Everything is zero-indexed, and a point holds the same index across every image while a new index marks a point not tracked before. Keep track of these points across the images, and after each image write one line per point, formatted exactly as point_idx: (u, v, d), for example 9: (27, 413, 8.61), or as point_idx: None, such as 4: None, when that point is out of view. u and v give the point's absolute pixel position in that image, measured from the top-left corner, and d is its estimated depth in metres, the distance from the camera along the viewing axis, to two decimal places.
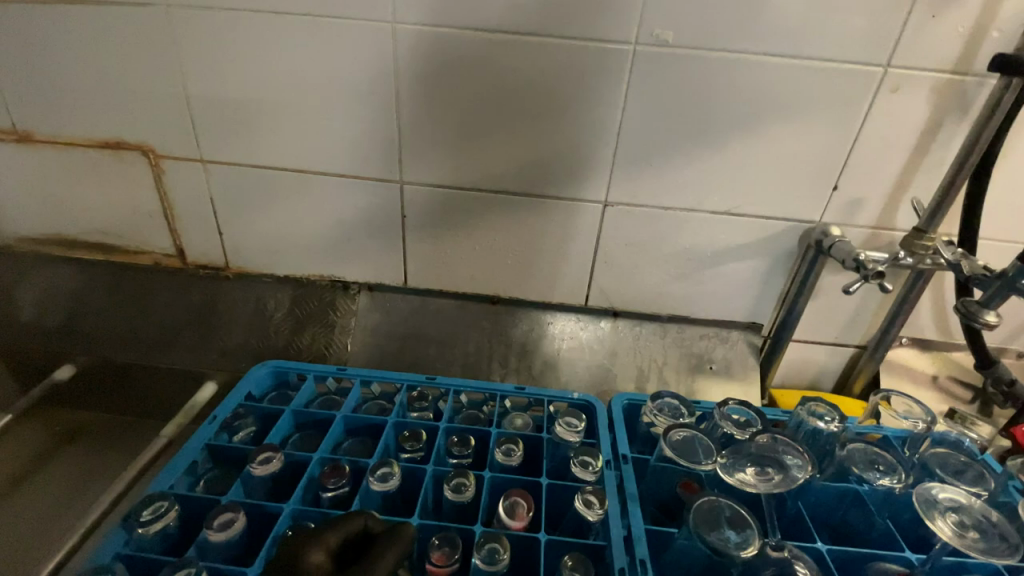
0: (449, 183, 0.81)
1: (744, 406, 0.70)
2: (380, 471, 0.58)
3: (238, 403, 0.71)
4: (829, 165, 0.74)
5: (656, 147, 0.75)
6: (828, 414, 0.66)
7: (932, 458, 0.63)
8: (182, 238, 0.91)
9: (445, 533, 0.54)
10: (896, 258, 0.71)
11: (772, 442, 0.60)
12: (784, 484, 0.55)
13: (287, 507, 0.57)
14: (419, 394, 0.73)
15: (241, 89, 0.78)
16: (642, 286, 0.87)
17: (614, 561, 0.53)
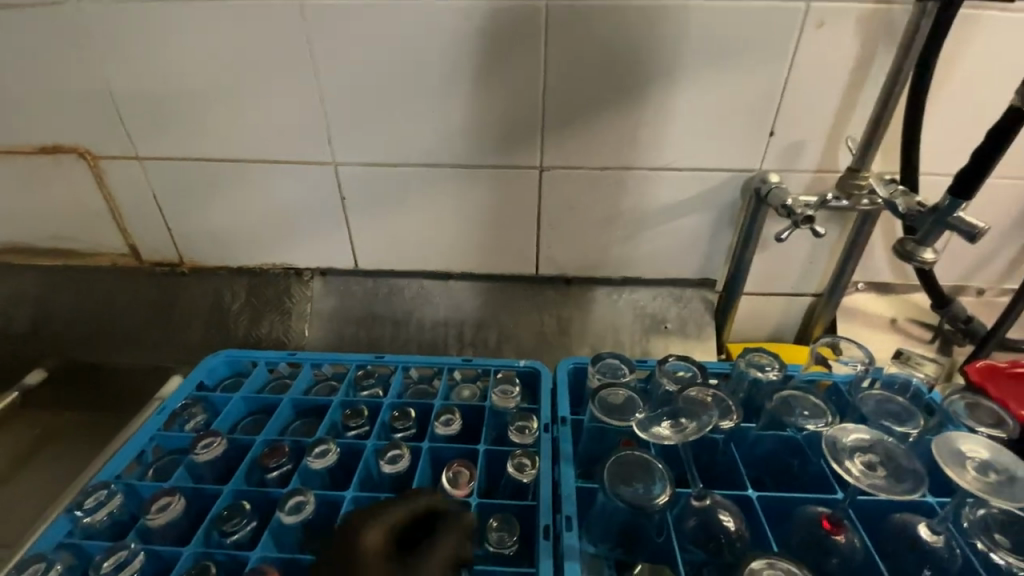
0: (384, 160, 0.80)
1: (686, 361, 0.69)
2: (317, 448, 0.60)
3: (189, 393, 0.73)
4: (763, 109, 0.72)
5: (584, 105, 0.74)
6: (769, 364, 0.66)
7: (868, 401, 0.61)
8: (133, 237, 0.92)
9: (375, 504, 0.56)
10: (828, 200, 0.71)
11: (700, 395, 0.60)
12: (694, 433, 0.55)
13: (227, 488, 0.59)
14: (365, 372, 0.72)
15: (164, 81, 0.78)
16: (590, 250, 0.86)
17: (540, 519, 0.55)
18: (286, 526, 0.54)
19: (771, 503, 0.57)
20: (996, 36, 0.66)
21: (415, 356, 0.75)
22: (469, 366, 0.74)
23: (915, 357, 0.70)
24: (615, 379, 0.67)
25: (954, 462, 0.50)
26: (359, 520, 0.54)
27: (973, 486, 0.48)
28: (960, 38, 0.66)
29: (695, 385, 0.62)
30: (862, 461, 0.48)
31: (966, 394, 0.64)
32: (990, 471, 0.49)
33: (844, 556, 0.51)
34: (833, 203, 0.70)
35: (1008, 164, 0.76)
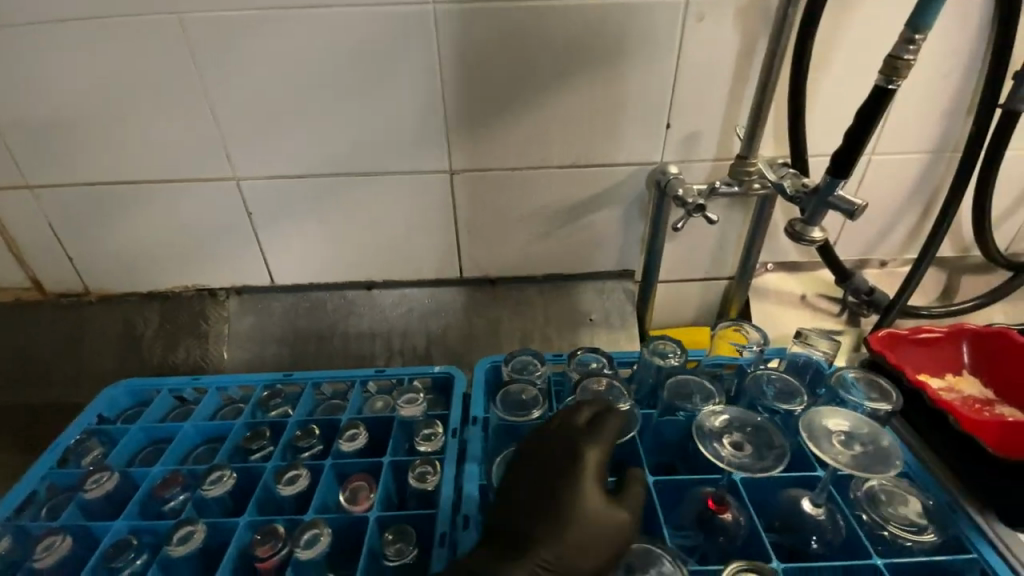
0: (289, 173, 0.79)
1: (597, 352, 0.70)
2: (211, 475, 0.58)
3: (85, 426, 0.69)
4: (658, 102, 0.74)
5: (484, 107, 0.74)
6: (672, 351, 0.67)
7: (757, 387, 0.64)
8: (34, 268, 0.87)
9: (269, 527, 0.55)
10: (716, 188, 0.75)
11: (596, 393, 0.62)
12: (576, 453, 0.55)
13: (118, 524, 0.57)
14: (271, 393, 0.70)
15: (45, 104, 0.73)
16: (510, 250, 0.87)
17: (437, 527, 0.55)
18: (175, 560, 0.53)
19: (667, 487, 0.59)
20: (864, 21, 0.69)
21: (325, 371, 0.73)
22: (383, 378, 0.72)
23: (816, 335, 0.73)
24: (525, 375, 0.67)
25: (823, 436, 0.55)
26: (251, 545, 0.53)
27: (840, 459, 0.52)
28: (831, 23, 0.69)
29: (597, 379, 0.63)
30: (731, 444, 0.55)
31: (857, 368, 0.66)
32: (856, 445, 0.54)
33: (726, 533, 0.53)
34: (722, 190, 0.74)
35: (892, 142, 0.80)
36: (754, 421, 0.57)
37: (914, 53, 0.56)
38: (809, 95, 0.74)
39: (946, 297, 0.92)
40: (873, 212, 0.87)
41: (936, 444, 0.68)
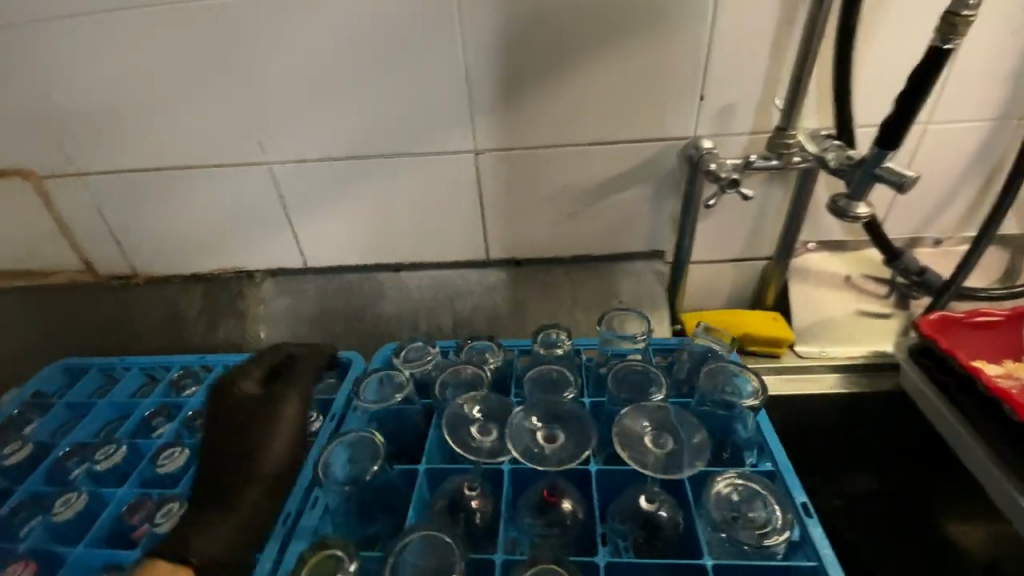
0: (317, 156, 0.80)
1: (488, 340, 0.74)
2: (100, 450, 0.66)
3: (25, 398, 0.79)
4: (690, 74, 0.70)
5: (508, 84, 0.72)
6: (559, 339, 0.71)
7: (625, 374, 0.65)
8: (87, 252, 0.93)
9: (140, 501, 0.62)
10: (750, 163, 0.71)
11: (453, 381, 0.66)
12: (470, 453, 0.58)
13: (25, 487, 0.66)
14: (182, 373, 0.78)
15: (89, 95, 0.77)
16: (536, 232, 0.85)
17: (286, 506, 0.60)
18: (60, 524, 0.61)
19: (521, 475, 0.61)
20: None
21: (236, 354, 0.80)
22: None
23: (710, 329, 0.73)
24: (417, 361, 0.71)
25: (633, 436, 0.58)
26: (125, 517, 0.61)
27: (651, 455, 0.56)
28: None
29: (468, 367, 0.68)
30: (549, 437, 0.58)
31: (720, 359, 0.67)
32: (666, 437, 0.57)
33: (552, 521, 0.54)
34: (759, 163, 0.71)
35: (948, 108, 0.74)
36: (562, 410, 0.60)
37: (973, 8, 0.51)
38: (855, 61, 0.69)
39: (1007, 280, 0.85)
40: (928, 185, 0.81)
41: (991, 432, 0.64)
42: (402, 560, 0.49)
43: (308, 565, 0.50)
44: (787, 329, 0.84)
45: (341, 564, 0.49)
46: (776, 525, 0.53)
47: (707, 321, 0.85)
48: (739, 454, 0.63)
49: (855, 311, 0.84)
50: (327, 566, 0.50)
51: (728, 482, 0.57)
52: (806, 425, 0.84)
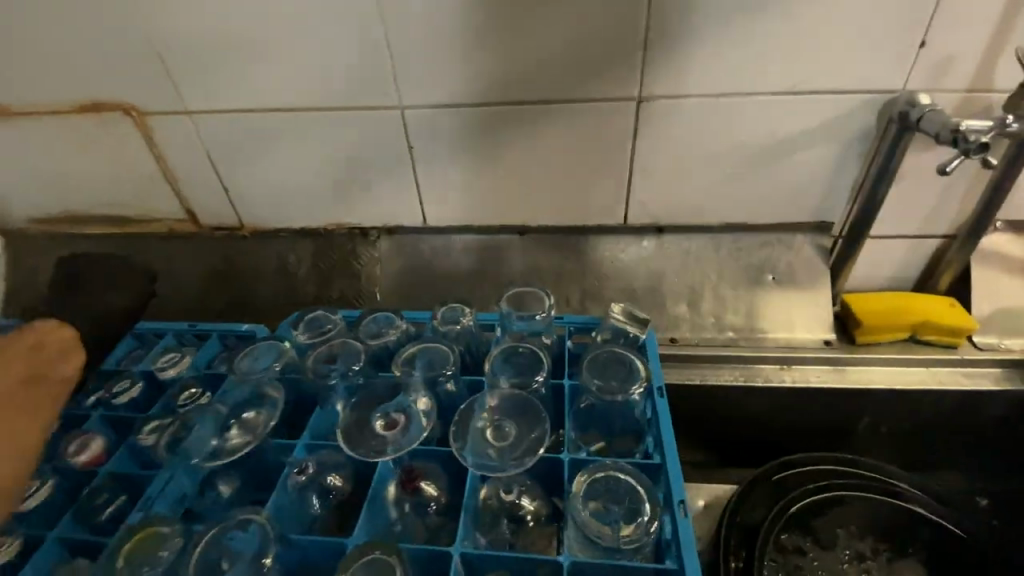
0: (455, 100, 0.71)
1: (388, 312, 0.68)
2: None
3: None
4: (918, 13, 0.60)
5: (692, 22, 0.63)
6: (461, 312, 0.66)
7: (502, 361, 0.61)
8: (189, 201, 0.86)
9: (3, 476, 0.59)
10: (1003, 126, 0.59)
11: (334, 357, 0.62)
12: (231, 449, 0.54)
13: None
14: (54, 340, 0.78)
15: (207, 19, 0.68)
16: (686, 195, 0.77)
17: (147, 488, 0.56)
18: None
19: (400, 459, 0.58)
20: None
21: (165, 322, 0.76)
22: (196, 332, 0.74)
23: (628, 308, 0.68)
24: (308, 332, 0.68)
25: (475, 431, 0.55)
26: None
27: (491, 449, 0.53)
28: None
29: (339, 340, 0.64)
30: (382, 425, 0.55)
31: (615, 349, 0.61)
32: (507, 423, 0.55)
33: (416, 506, 0.54)
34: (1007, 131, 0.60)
35: None
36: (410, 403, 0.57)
37: None
38: None
39: None
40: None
41: None
42: (230, 540, 0.47)
43: (128, 544, 0.48)
44: (970, 318, 0.75)
45: (163, 541, 0.48)
46: (644, 518, 0.49)
47: (873, 303, 0.78)
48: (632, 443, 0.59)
49: None
50: (152, 543, 0.48)
51: (583, 477, 0.52)
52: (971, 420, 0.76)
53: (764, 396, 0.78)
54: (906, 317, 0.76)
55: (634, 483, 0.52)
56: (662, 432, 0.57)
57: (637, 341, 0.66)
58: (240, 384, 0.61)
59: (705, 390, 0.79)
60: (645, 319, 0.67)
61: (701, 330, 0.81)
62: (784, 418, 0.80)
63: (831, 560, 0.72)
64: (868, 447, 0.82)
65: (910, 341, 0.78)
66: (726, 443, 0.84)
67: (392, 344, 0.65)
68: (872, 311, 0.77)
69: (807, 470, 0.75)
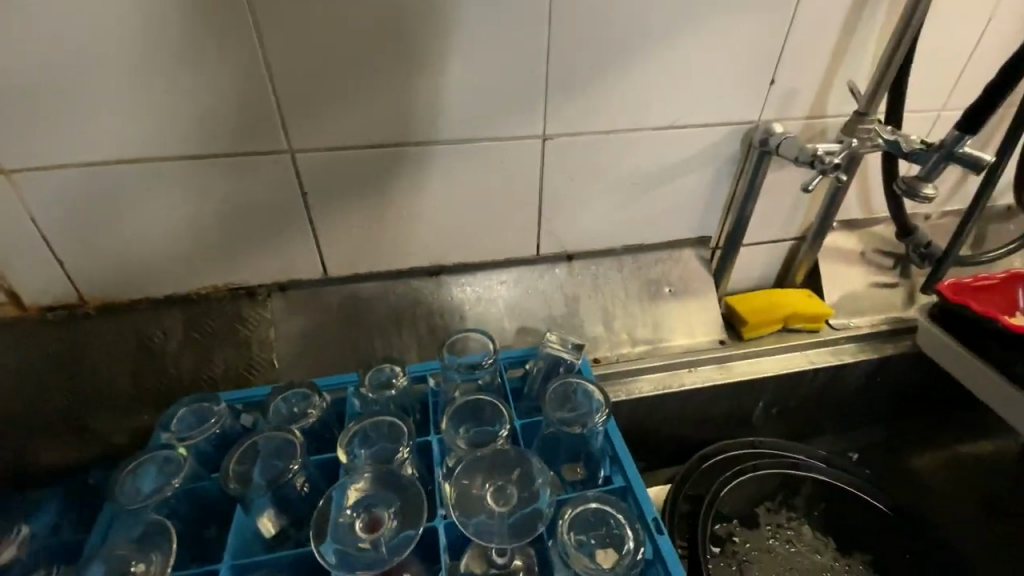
0: (358, 142, 0.67)
1: (295, 390, 0.59)
2: None
3: None
4: (766, 57, 0.70)
5: (586, 64, 0.67)
6: (393, 373, 0.60)
7: (460, 415, 0.56)
8: (7, 279, 0.68)
9: None
10: (847, 147, 0.69)
11: (258, 454, 0.52)
12: None
13: None
14: None
15: (27, 57, 0.55)
16: (592, 222, 0.81)
17: None
18: None
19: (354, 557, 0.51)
20: None
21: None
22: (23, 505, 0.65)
23: (561, 336, 0.68)
24: (200, 430, 0.57)
25: (477, 501, 0.49)
26: None
27: (498, 518, 0.48)
28: None
29: (254, 434, 0.54)
30: (366, 521, 0.47)
31: (567, 377, 0.60)
32: (510, 487, 0.50)
33: None
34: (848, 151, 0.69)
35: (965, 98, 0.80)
36: (374, 481, 0.50)
37: None
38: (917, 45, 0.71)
39: (978, 246, 0.95)
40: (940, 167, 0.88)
41: (1005, 365, 0.75)
42: None
43: None
44: (824, 305, 0.89)
45: None
46: (630, 545, 0.49)
47: (752, 303, 0.89)
48: (594, 468, 0.58)
49: (868, 282, 0.92)
50: None
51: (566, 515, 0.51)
52: (839, 390, 0.90)
53: (680, 400, 0.84)
54: (781, 311, 0.87)
55: (611, 512, 0.52)
56: (620, 454, 0.58)
57: (575, 367, 0.66)
58: (122, 512, 0.49)
59: (631, 404, 0.82)
60: (579, 345, 0.67)
61: (618, 347, 0.85)
62: (699, 417, 0.87)
63: (758, 537, 0.81)
64: (765, 428, 0.93)
65: (786, 330, 0.89)
66: (652, 449, 0.89)
67: (314, 425, 0.58)
68: (753, 309, 0.87)
69: (723, 458, 0.83)
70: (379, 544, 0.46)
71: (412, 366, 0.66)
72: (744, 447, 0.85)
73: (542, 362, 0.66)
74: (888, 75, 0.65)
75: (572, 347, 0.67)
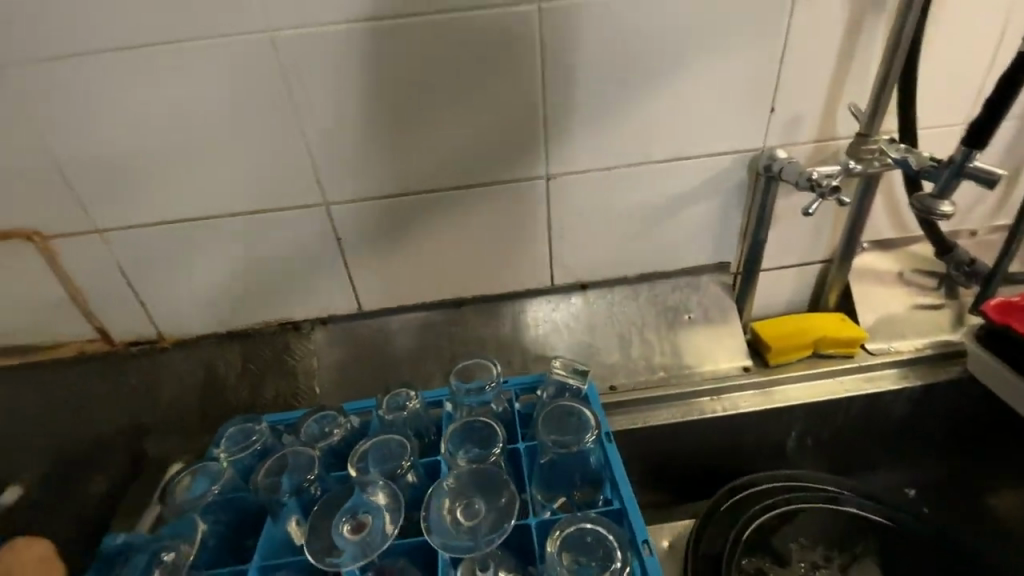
0: (380, 193, 0.75)
1: (322, 414, 0.66)
2: None
3: None
4: (763, 89, 0.72)
5: (583, 112, 0.73)
6: (407, 398, 0.66)
7: (459, 435, 0.60)
8: (103, 320, 0.81)
9: None
10: (848, 168, 0.69)
11: (283, 467, 0.59)
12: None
13: None
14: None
15: (119, 140, 0.68)
16: (604, 254, 0.84)
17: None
18: None
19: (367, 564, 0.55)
20: None
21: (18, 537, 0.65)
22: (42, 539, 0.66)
23: (567, 362, 0.71)
24: (241, 446, 0.65)
25: (450, 516, 0.53)
26: None
27: (468, 534, 0.51)
28: None
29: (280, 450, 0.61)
30: (350, 525, 0.52)
31: (566, 402, 0.63)
32: (476, 503, 0.53)
33: None
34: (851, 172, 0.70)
35: None
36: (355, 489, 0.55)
37: None
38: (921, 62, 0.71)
39: None
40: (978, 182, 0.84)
41: None
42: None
43: None
44: (859, 329, 0.86)
45: None
46: (617, 565, 0.51)
47: (778, 328, 0.87)
48: (592, 494, 0.60)
49: (910, 304, 0.88)
50: None
51: (555, 535, 0.53)
52: (882, 419, 0.85)
53: (704, 428, 0.83)
54: (808, 335, 0.85)
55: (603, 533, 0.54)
56: (618, 477, 0.60)
57: (581, 393, 0.68)
58: (173, 512, 0.58)
59: (652, 432, 0.83)
60: (583, 371, 0.69)
61: (637, 374, 0.86)
62: (727, 447, 0.86)
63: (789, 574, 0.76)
64: (803, 459, 0.89)
65: (817, 355, 0.87)
66: (680, 480, 0.88)
67: (338, 444, 0.64)
68: (778, 335, 0.86)
69: (754, 492, 0.80)
70: (361, 543, 0.50)
71: (429, 391, 0.71)
72: (777, 480, 0.81)
73: (549, 388, 0.69)
74: (884, 97, 0.66)
75: (577, 374, 0.69)
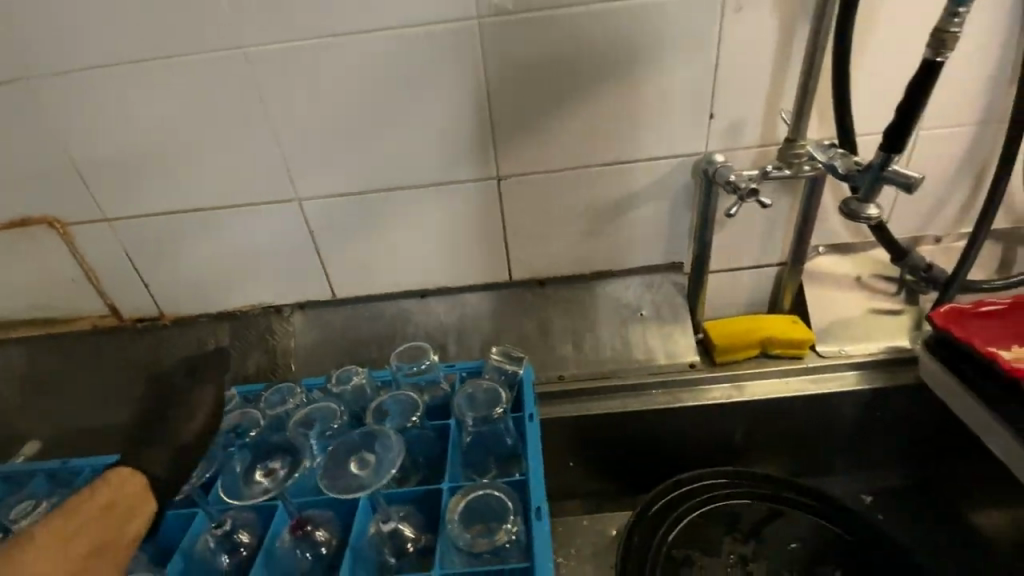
0: (345, 190, 0.83)
1: (281, 386, 0.75)
2: None
3: None
4: (700, 96, 0.76)
5: (527, 118, 0.78)
6: (354, 375, 0.73)
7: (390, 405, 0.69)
8: (113, 298, 0.93)
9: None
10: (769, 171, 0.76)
11: None
12: None
13: None
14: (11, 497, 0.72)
15: (121, 141, 0.79)
16: (558, 251, 0.89)
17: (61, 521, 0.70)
18: None
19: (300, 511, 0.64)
20: None
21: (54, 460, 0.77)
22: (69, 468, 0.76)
23: (505, 350, 0.76)
24: None
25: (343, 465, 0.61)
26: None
27: (352, 479, 0.59)
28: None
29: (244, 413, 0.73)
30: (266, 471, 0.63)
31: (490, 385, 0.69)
32: (369, 454, 0.61)
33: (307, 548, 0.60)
34: (774, 175, 0.75)
35: (937, 116, 0.79)
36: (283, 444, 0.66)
37: (959, 25, 0.56)
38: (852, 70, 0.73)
39: (1004, 271, 0.88)
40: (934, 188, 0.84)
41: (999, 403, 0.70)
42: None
43: None
44: (809, 331, 0.87)
45: None
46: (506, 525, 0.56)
47: (727, 327, 0.90)
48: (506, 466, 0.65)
49: (866, 308, 0.88)
50: None
51: (457, 498, 0.59)
52: (830, 420, 0.86)
53: (648, 421, 0.87)
54: (757, 334, 0.87)
55: (502, 498, 0.59)
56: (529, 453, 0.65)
57: (514, 378, 0.73)
58: None
59: (597, 421, 0.87)
60: (518, 357, 0.74)
61: (588, 366, 0.90)
62: (673, 440, 0.89)
63: (716, 564, 0.79)
64: (751, 457, 0.91)
65: (766, 355, 0.88)
66: (628, 470, 0.92)
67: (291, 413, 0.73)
68: (726, 333, 0.88)
69: (696, 487, 0.83)
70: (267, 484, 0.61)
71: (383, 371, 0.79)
72: (720, 475, 0.84)
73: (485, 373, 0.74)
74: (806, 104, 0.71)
75: (512, 362, 0.74)
